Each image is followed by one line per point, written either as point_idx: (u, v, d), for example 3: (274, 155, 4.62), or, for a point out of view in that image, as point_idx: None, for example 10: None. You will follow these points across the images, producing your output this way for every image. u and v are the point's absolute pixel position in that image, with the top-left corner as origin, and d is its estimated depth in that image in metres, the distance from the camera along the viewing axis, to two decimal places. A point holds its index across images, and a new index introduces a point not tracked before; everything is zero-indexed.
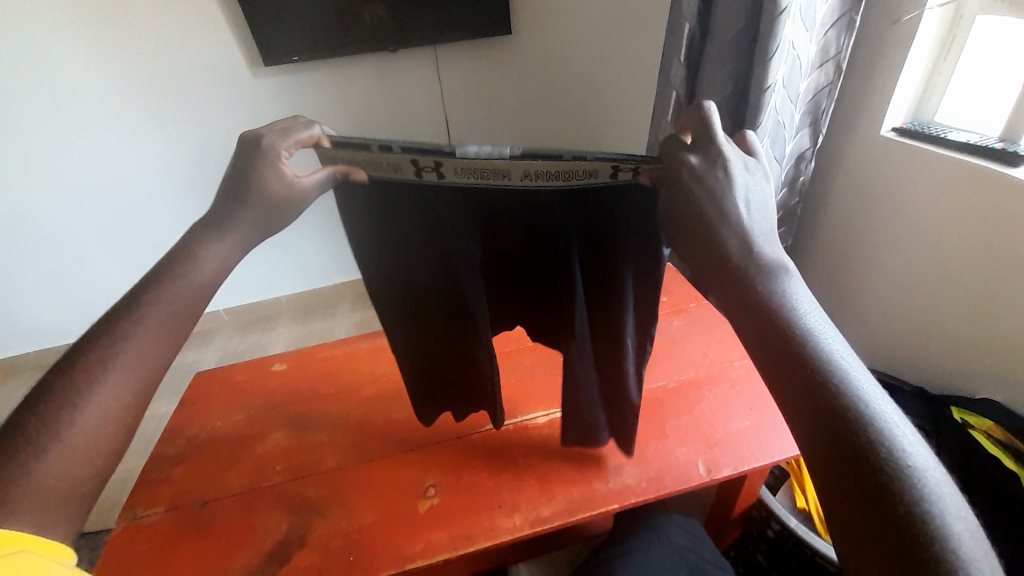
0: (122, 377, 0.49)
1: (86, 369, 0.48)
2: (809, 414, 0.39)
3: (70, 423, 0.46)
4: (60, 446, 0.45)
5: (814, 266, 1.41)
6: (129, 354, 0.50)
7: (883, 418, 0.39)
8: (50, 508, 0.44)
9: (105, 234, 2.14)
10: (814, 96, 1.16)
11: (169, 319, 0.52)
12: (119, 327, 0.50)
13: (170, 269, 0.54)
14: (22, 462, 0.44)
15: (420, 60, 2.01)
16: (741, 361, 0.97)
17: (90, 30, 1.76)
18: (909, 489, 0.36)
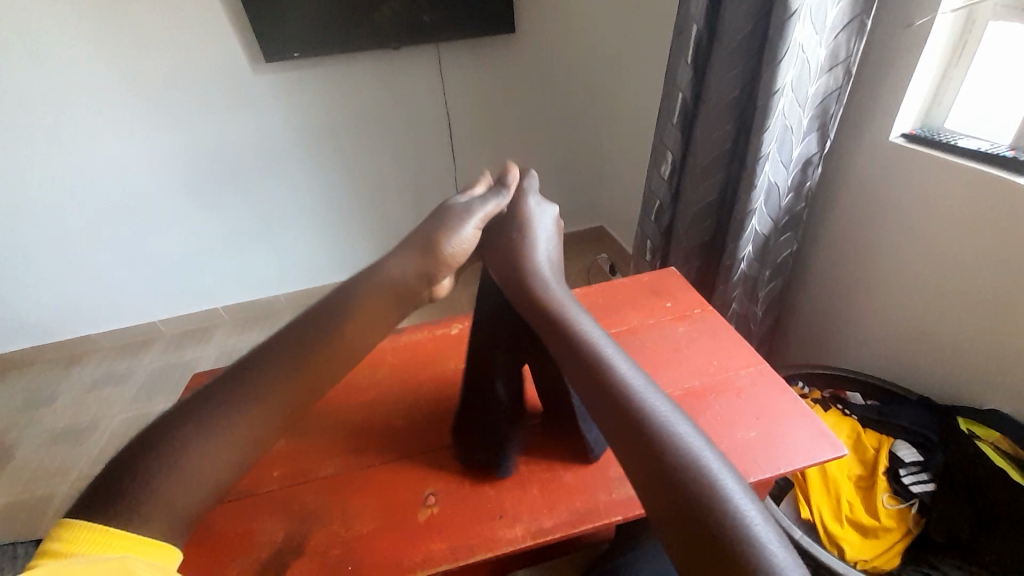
0: (244, 425, 0.60)
1: (213, 412, 0.60)
2: (632, 444, 0.54)
3: (189, 454, 0.57)
4: (182, 471, 0.56)
5: (821, 271, 1.39)
6: (257, 407, 0.61)
7: (679, 436, 0.53)
8: (158, 518, 0.54)
9: (103, 230, 2.12)
10: (823, 100, 1.14)
11: (290, 381, 0.63)
12: (243, 378, 0.63)
13: (291, 335, 0.67)
14: (143, 480, 0.55)
15: (423, 58, 2.00)
16: (747, 369, 0.96)
17: (91, 23, 1.75)
18: (699, 483, 0.49)
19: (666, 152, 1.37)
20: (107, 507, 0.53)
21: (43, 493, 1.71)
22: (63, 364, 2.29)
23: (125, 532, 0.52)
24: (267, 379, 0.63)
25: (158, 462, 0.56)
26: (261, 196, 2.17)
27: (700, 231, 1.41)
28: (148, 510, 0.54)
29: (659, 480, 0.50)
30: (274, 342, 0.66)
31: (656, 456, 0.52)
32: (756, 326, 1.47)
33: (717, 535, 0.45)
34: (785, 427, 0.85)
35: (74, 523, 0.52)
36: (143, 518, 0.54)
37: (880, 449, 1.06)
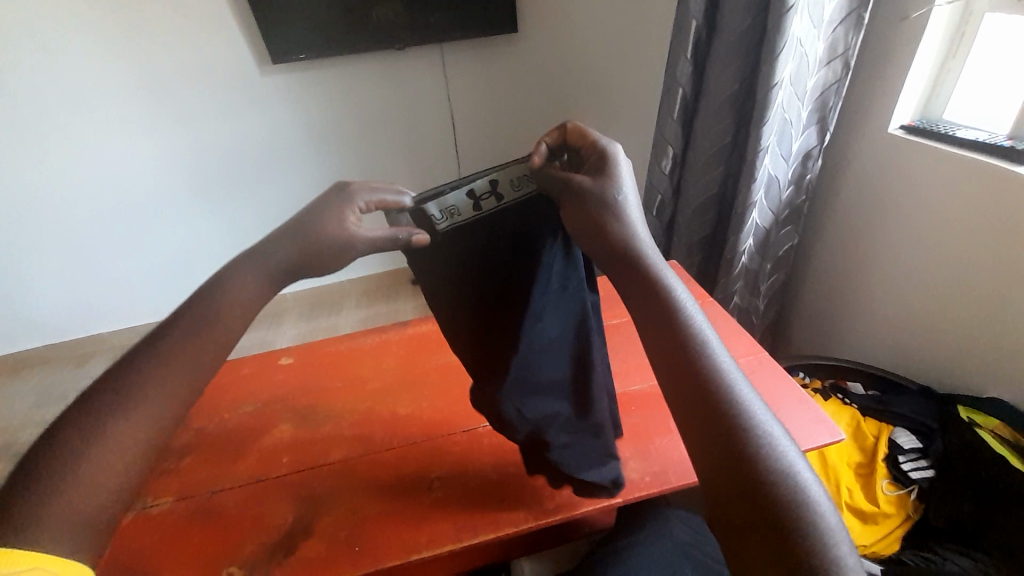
0: (143, 418, 0.52)
1: (108, 409, 0.52)
2: (712, 434, 0.49)
3: (88, 457, 0.49)
4: (83, 475, 0.49)
5: (821, 264, 1.40)
6: (157, 398, 0.53)
7: (768, 433, 0.49)
8: (69, 531, 0.47)
9: (116, 230, 2.17)
10: (821, 94, 1.15)
11: (192, 368, 0.56)
12: (143, 367, 0.54)
13: (196, 315, 0.59)
14: (43, 490, 0.47)
15: (427, 59, 2.03)
16: (746, 358, 0.97)
17: (103, 28, 1.80)
18: (786, 493, 0.46)
19: (667, 147, 1.38)
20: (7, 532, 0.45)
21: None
22: (76, 362, 2.34)
23: (21, 550, 0.44)
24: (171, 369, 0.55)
25: (45, 473, 0.48)
26: (268, 196, 2.21)
27: (701, 225, 1.42)
28: (45, 519, 0.46)
29: (742, 482, 0.46)
30: (180, 326, 0.58)
31: (737, 456, 0.47)
32: (757, 319, 1.49)
33: (794, 549, 0.43)
34: (784, 412, 0.87)
35: None
36: (40, 533, 0.45)
37: (880, 436, 1.07)
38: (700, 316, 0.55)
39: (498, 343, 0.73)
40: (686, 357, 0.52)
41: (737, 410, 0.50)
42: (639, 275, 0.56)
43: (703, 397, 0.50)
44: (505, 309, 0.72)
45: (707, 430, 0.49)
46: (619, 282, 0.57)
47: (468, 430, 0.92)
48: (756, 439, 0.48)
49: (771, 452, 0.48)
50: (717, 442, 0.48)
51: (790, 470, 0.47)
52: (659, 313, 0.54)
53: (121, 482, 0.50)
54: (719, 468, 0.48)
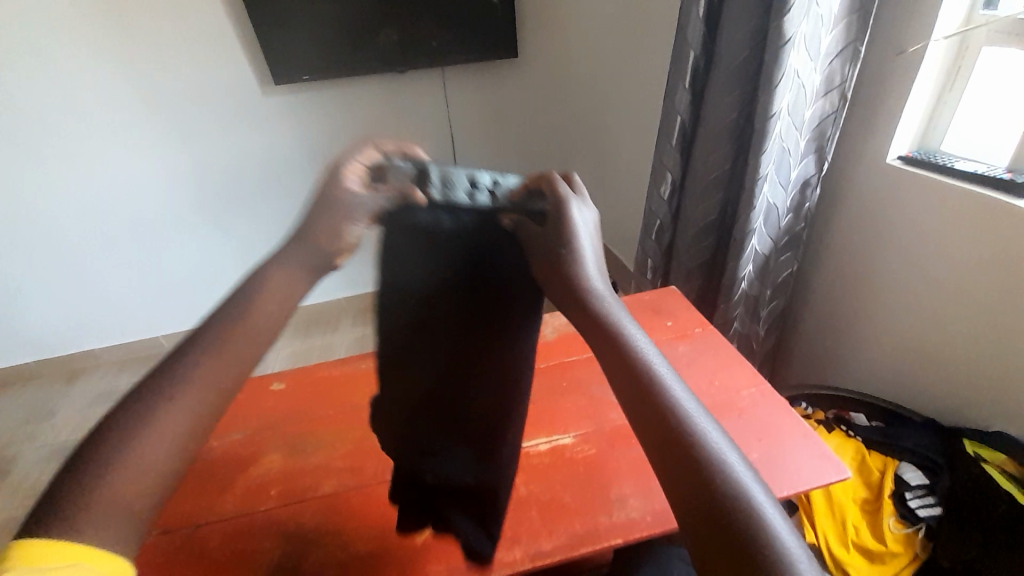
0: (182, 408, 0.51)
1: (156, 398, 0.51)
2: (681, 472, 0.49)
3: (140, 443, 0.49)
4: (123, 460, 0.48)
5: (821, 291, 1.39)
6: (192, 388, 0.52)
7: (732, 467, 0.49)
8: (115, 523, 0.46)
9: (113, 247, 2.16)
10: (819, 124, 1.16)
11: (229, 358, 0.55)
12: (189, 354, 0.54)
13: (234, 309, 0.57)
14: (91, 481, 0.46)
15: (428, 82, 2.09)
16: (748, 390, 0.95)
17: (111, 48, 1.83)
18: (755, 533, 0.45)
19: (666, 172, 1.39)
20: (40, 521, 0.45)
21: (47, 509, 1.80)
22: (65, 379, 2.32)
23: (67, 542, 0.43)
24: (214, 358, 0.54)
25: (92, 468, 0.47)
26: (269, 213, 2.23)
27: (700, 250, 1.42)
28: (89, 515, 0.45)
29: (714, 522, 0.46)
30: (219, 317, 0.57)
31: (707, 495, 0.47)
32: (757, 345, 1.48)
33: None
34: (788, 448, 0.84)
35: (19, 539, 0.43)
36: (83, 524, 0.45)
37: (886, 471, 1.05)
38: (656, 354, 0.56)
39: (431, 356, 0.72)
40: (650, 395, 0.52)
41: (702, 447, 0.50)
42: (595, 316, 0.57)
43: (667, 436, 0.50)
44: (449, 323, 0.71)
45: (675, 469, 0.49)
46: (579, 324, 0.58)
47: None
48: (715, 467, 0.49)
49: (738, 488, 0.48)
50: (686, 482, 0.48)
51: (757, 508, 0.47)
52: (606, 343, 0.56)
53: (160, 471, 0.49)
54: (690, 509, 0.48)
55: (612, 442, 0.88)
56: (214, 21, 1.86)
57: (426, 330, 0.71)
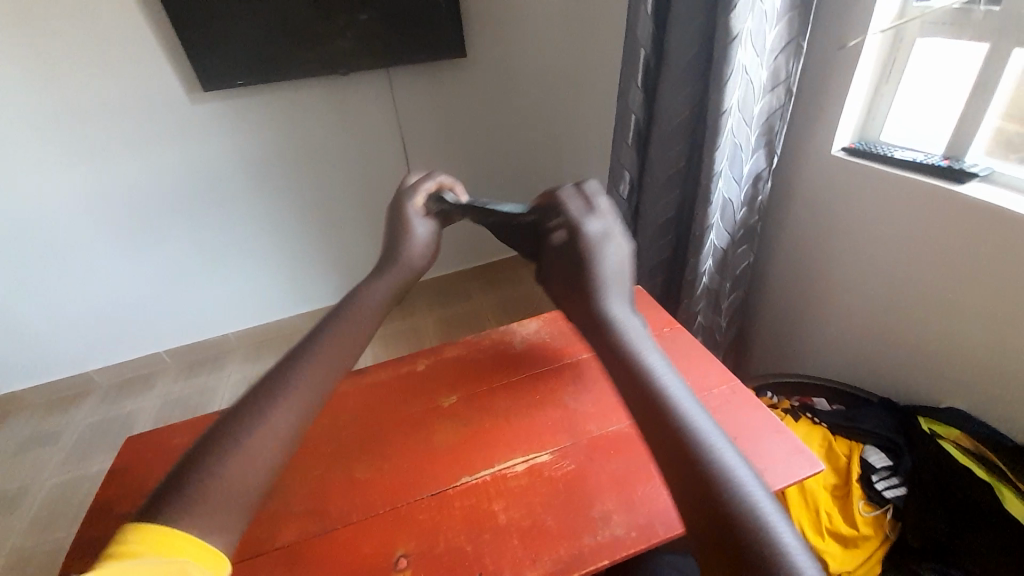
0: (291, 406, 0.61)
1: (270, 399, 0.61)
2: (679, 468, 0.51)
3: (256, 434, 0.58)
4: (239, 454, 0.55)
5: (778, 281, 1.43)
6: (302, 388, 0.64)
7: (735, 470, 0.50)
8: (226, 509, 0.52)
9: (35, 276, 1.99)
10: (767, 118, 1.18)
11: (329, 366, 0.68)
12: (304, 359, 0.67)
13: (336, 323, 0.73)
14: (207, 469, 0.54)
15: (374, 84, 2.01)
16: (719, 388, 0.95)
17: (12, 58, 1.66)
18: (753, 527, 0.46)
19: (623, 172, 1.38)
20: (159, 505, 0.51)
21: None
22: None
23: (180, 531, 0.49)
24: (318, 365, 0.67)
25: (212, 456, 0.55)
26: (207, 228, 2.09)
27: (661, 247, 1.43)
28: (203, 503, 0.51)
29: (710, 515, 0.47)
30: (325, 331, 0.72)
31: (702, 488, 0.49)
32: (720, 336, 1.51)
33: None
34: (763, 446, 0.85)
35: (137, 525, 0.48)
36: (192, 511, 0.50)
37: (851, 455, 1.09)
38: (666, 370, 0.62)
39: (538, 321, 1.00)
40: (656, 399, 0.57)
41: (705, 449, 0.52)
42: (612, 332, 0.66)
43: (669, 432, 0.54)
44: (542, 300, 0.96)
45: (675, 464, 0.52)
46: (596, 340, 0.68)
47: (438, 494, 0.82)
48: (716, 468, 0.51)
49: (738, 487, 0.49)
50: (686, 476, 0.51)
51: (759, 507, 0.47)
52: (613, 345, 0.64)
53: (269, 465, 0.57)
54: (689, 501, 0.50)
55: (591, 455, 0.85)
56: (129, 24, 1.71)
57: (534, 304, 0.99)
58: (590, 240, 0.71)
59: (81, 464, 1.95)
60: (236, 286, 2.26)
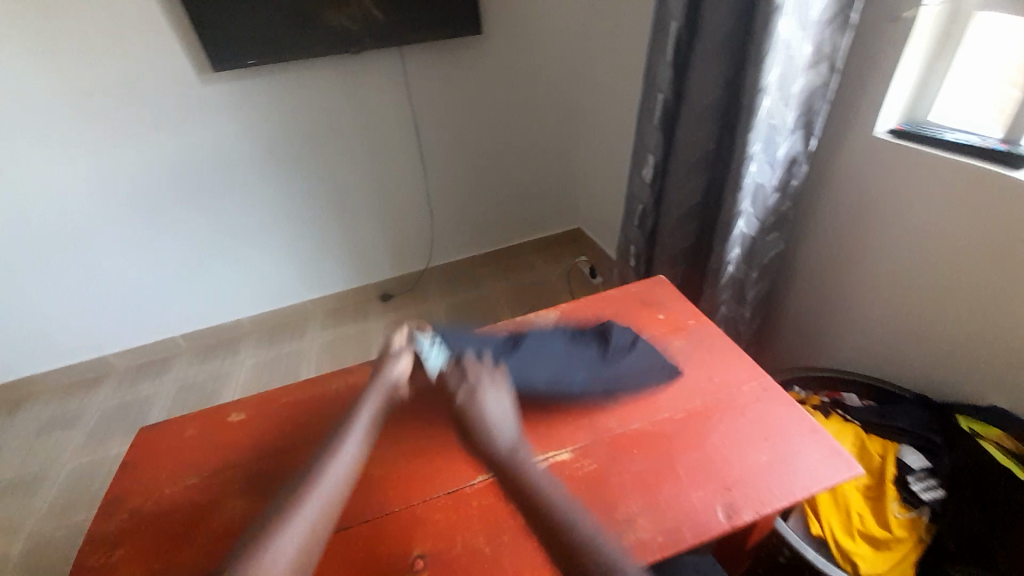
0: (321, 493, 0.73)
1: (302, 491, 0.73)
2: None
3: (290, 523, 0.69)
4: (276, 543, 0.67)
5: (808, 269, 1.37)
6: (328, 475, 0.75)
7: None
8: None
9: (51, 262, 2.00)
10: (807, 97, 1.12)
11: (349, 453, 0.78)
12: (326, 450, 0.78)
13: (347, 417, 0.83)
14: (253, 557, 0.65)
15: (386, 64, 1.96)
16: (750, 385, 0.90)
17: (21, 39, 1.63)
18: None
19: (648, 154, 1.32)
20: None
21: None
22: (6, 410, 2.16)
23: None
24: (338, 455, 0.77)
25: (253, 548, 0.66)
26: (217, 214, 2.07)
27: (684, 235, 1.37)
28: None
29: None
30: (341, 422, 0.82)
31: None
32: (743, 328, 1.45)
33: None
34: (797, 447, 0.80)
35: None
36: None
37: (886, 456, 1.03)
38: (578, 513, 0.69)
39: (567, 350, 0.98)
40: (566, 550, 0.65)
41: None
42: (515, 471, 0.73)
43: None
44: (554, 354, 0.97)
45: None
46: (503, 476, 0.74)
47: (455, 492, 0.80)
48: None
49: None
50: None
51: None
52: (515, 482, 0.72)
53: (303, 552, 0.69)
54: None
55: (614, 454, 0.81)
56: (138, 3, 1.67)
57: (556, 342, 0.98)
58: (479, 411, 0.78)
59: (99, 448, 1.98)
60: (248, 272, 2.25)
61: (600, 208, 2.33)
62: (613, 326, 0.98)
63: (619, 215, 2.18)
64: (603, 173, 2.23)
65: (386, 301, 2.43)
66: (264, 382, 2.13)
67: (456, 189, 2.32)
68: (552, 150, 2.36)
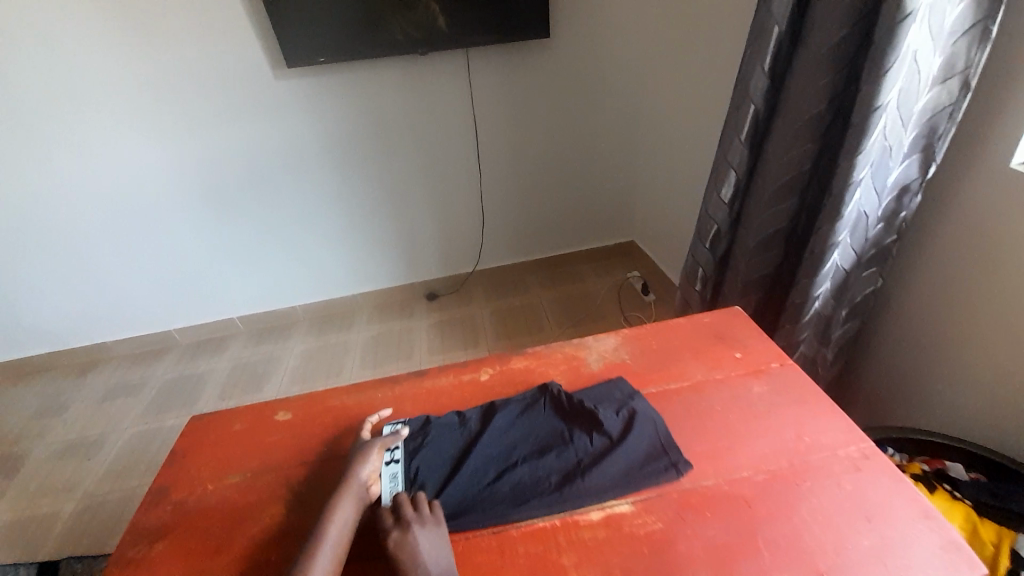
0: (324, 559, 0.69)
1: (303, 559, 0.69)
2: None
3: None
4: None
5: (910, 313, 1.19)
6: (328, 542, 0.71)
7: None
8: None
9: (128, 239, 2.13)
10: (930, 117, 0.97)
11: (348, 518, 0.74)
12: (321, 517, 0.74)
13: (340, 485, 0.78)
14: None
15: (450, 65, 1.94)
16: (846, 451, 0.77)
17: (120, 30, 1.75)
18: None
19: (728, 171, 1.20)
20: None
21: (56, 509, 1.76)
22: (81, 371, 2.34)
23: None
24: (337, 518, 0.73)
25: None
26: (278, 203, 2.13)
27: (763, 262, 1.23)
28: None
29: None
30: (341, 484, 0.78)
31: None
32: (823, 370, 1.30)
33: None
34: (906, 535, 0.67)
35: None
36: None
37: (1001, 544, 0.90)
38: None
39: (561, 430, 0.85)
40: None
41: None
42: None
43: None
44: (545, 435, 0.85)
45: None
46: None
47: (501, 537, 0.73)
48: None
49: None
50: None
51: None
52: None
53: None
54: None
55: (681, 513, 0.72)
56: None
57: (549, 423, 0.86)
58: (406, 561, 0.68)
59: (155, 418, 2.08)
60: (303, 262, 2.30)
61: (660, 223, 2.20)
62: (604, 405, 0.88)
63: (680, 232, 2.04)
64: (664, 187, 2.10)
65: (432, 301, 2.42)
66: (309, 370, 2.17)
67: (510, 194, 2.27)
68: (613, 160, 2.26)
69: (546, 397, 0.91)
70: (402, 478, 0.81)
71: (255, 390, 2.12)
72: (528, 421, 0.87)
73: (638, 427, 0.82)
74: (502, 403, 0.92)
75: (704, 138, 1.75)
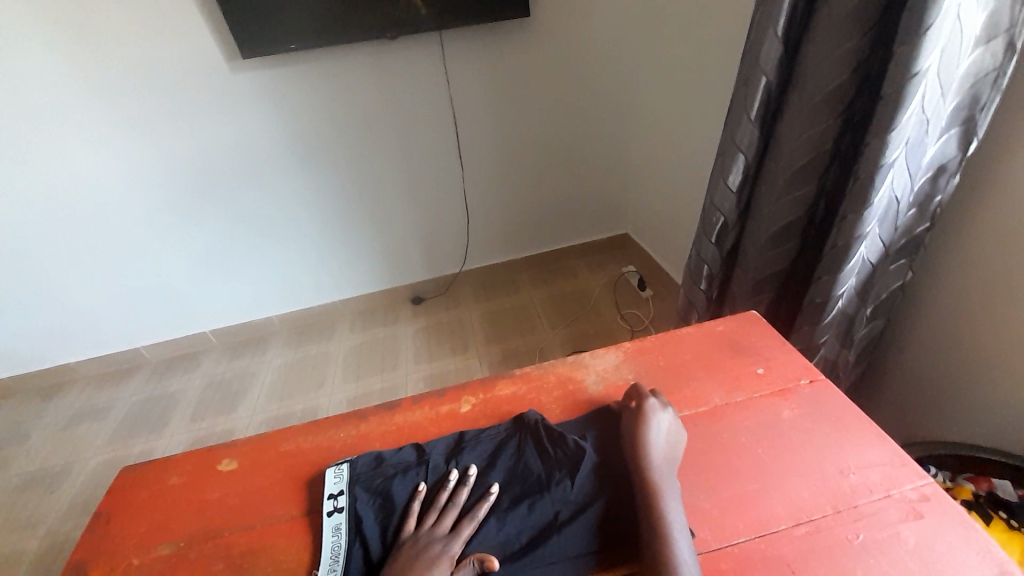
0: None
1: None
2: None
3: None
4: None
5: (942, 308, 1.06)
6: None
7: None
8: None
9: (81, 252, 1.94)
10: (972, 84, 0.83)
11: None
12: None
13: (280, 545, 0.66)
14: None
15: (425, 49, 1.77)
16: (901, 492, 0.64)
17: (50, 19, 1.55)
18: None
19: (737, 155, 1.05)
20: None
21: (14, 550, 1.60)
22: (42, 396, 2.16)
23: None
24: None
25: None
26: (245, 205, 1.95)
27: (777, 257, 1.09)
28: None
29: None
30: None
31: None
32: (845, 375, 1.17)
33: None
34: None
35: None
36: None
37: None
38: None
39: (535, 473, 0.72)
40: None
41: None
42: None
43: None
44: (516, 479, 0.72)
45: None
46: None
47: None
48: None
49: None
50: None
51: None
52: None
53: None
54: None
55: None
56: None
57: (520, 465, 0.73)
58: None
59: (123, 444, 1.91)
60: (276, 269, 2.12)
61: (655, 214, 2.05)
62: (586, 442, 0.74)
63: (677, 222, 1.89)
64: (658, 176, 1.96)
65: (417, 305, 2.26)
66: (288, 385, 2.01)
67: (497, 189, 2.12)
68: (604, 148, 2.11)
69: (523, 429, 0.77)
70: (345, 531, 0.70)
71: (229, 408, 1.97)
72: (498, 462, 0.74)
73: (624, 470, 0.70)
74: (472, 437, 0.78)
75: (703, 121, 1.60)
